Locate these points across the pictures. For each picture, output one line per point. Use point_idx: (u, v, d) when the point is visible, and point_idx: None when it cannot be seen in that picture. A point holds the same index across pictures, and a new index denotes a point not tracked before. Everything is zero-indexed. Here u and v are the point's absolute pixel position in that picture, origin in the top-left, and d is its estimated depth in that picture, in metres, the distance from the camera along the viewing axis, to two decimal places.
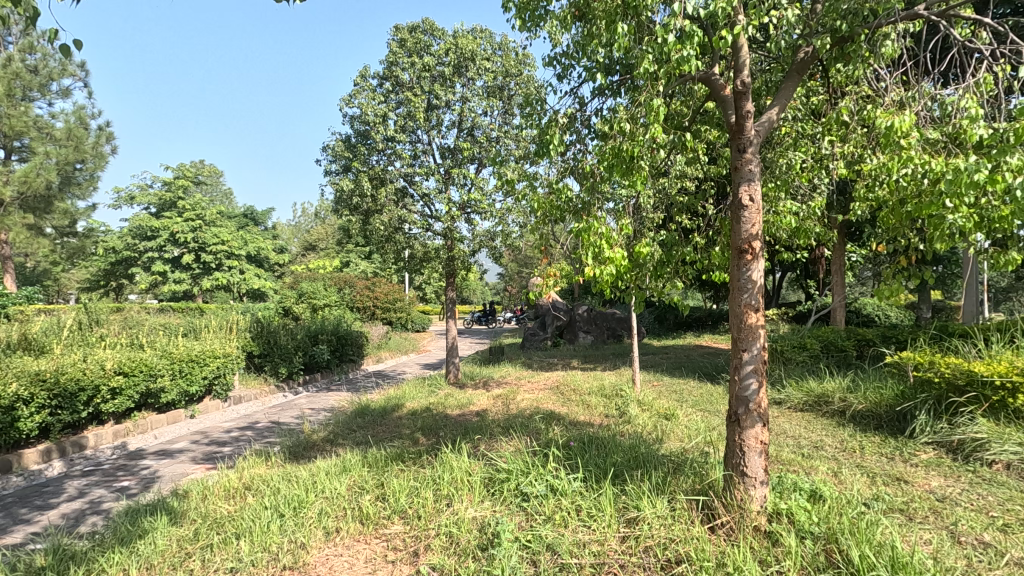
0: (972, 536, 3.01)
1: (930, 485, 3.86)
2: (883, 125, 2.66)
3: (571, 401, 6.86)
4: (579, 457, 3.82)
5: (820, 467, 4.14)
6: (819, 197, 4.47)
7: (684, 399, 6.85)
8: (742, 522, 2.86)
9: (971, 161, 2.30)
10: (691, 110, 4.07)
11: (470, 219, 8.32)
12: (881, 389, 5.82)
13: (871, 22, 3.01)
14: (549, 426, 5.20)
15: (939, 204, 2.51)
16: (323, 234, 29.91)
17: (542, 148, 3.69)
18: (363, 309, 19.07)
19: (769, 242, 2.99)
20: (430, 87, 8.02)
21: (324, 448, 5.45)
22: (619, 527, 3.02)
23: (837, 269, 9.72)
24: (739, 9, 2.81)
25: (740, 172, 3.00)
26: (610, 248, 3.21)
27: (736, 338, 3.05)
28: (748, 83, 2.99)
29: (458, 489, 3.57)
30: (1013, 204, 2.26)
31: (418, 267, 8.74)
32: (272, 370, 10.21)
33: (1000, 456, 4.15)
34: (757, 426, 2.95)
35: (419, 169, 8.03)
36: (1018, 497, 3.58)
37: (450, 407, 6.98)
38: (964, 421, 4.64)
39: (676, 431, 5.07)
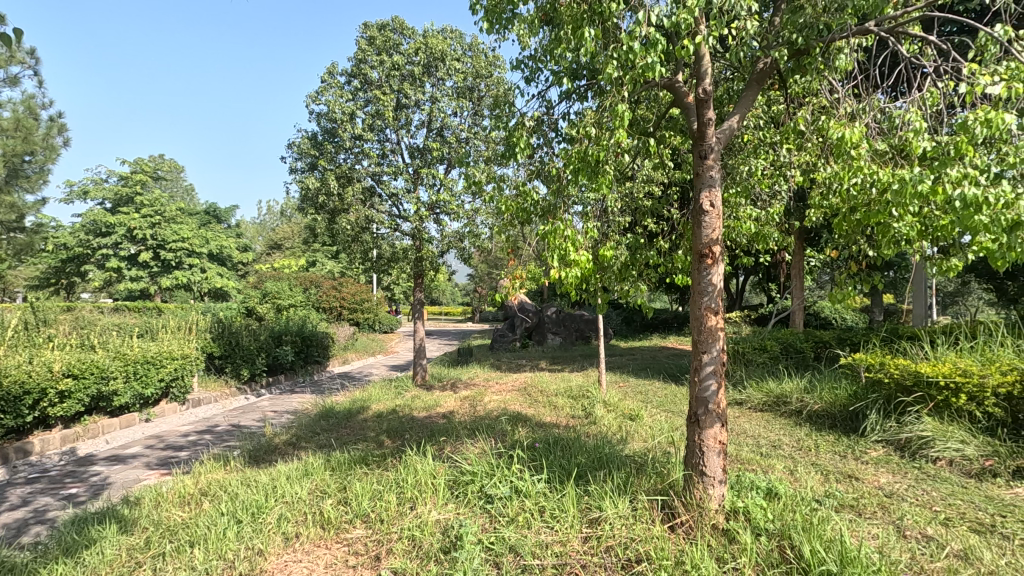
0: (915, 530, 3.15)
1: (879, 481, 4.03)
2: (836, 136, 2.78)
3: (538, 402, 6.89)
4: (544, 459, 3.85)
5: (777, 466, 4.27)
6: (778, 203, 4.61)
7: (648, 400, 6.97)
8: (700, 521, 2.93)
9: (916, 172, 2.41)
10: (656, 116, 4.15)
11: (439, 219, 8.27)
12: (835, 389, 6.04)
13: (825, 36, 3.13)
14: (515, 427, 5.22)
15: (886, 213, 2.63)
16: (289, 233, 29.35)
17: (510, 150, 3.70)
18: (330, 309, 18.78)
19: (728, 247, 3.07)
20: (399, 86, 7.94)
21: (286, 451, 5.33)
22: (582, 527, 3.05)
23: (797, 272, 10.02)
24: (700, 19, 2.88)
25: (702, 178, 3.08)
26: (575, 251, 3.24)
27: (697, 340, 3.11)
28: (710, 91, 3.08)
29: (422, 492, 3.54)
30: (952, 214, 2.38)
31: (386, 268, 8.64)
32: (234, 371, 9.95)
33: (944, 453, 4.37)
34: (716, 427, 3.02)
35: (387, 168, 7.95)
36: (958, 492, 3.77)
37: (417, 409, 6.93)
38: (912, 420, 4.85)
39: (640, 432, 5.15)
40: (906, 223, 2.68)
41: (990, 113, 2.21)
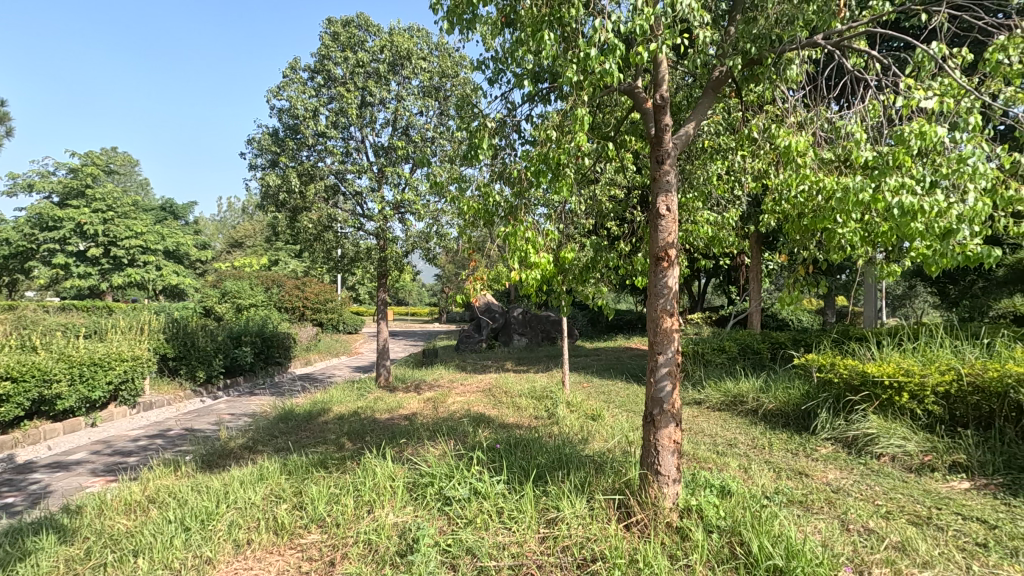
0: (858, 524, 3.28)
1: (827, 477, 4.19)
2: (784, 144, 2.89)
3: (502, 403, 6.89)
4: (503, 460, 3.86)
5: (731, 464, 4.39)
6: (734, 209, 4.73)
7: (611, 400, 7.07)
8: (655, 519, 2.99)
9: (858, 181, 2.52)
10: (616, 120, 4.21)
11: (404, 219, 8.19)
12: (789, 389, 6.22)
13: (777, 47, 3.23)
14: (477, 428, 5.21)
15: (831, 219, 2.74)
16: (250, 231, 28.57)
17: (472, 151, 3.70)
18: (292, 309, 18.36)
19: (683, 250, 3.13)
20: (364, 83, 7.83)
21: (241, 456, 5.18)
22: (539, 528, 3.07)
23: (755, 276, 10.31)
24: (659, 27, 2.92)
25: (658, 182, 3.14)
26: (535, 252, 3.24)
27: (653, 342, 3.17)
28: (667, 97, 3.15)
29: (380, 495, 3.50)
30: (891, 221, 2.50)
31: (350, 268, 8.51)
32: (188, 373, 9.62)
33: (887, 449, 4.57)
34: (671, 426, 3.08)
35: (351, 166, 7.83)
36: (899, 486, 3.95)
37: (379, 411, 6.83)
38: (858, 418, 5.05)
39: (600, 432, 5.22)
40: (849, 229, 2.80)
41: (924, 125, 2.33)
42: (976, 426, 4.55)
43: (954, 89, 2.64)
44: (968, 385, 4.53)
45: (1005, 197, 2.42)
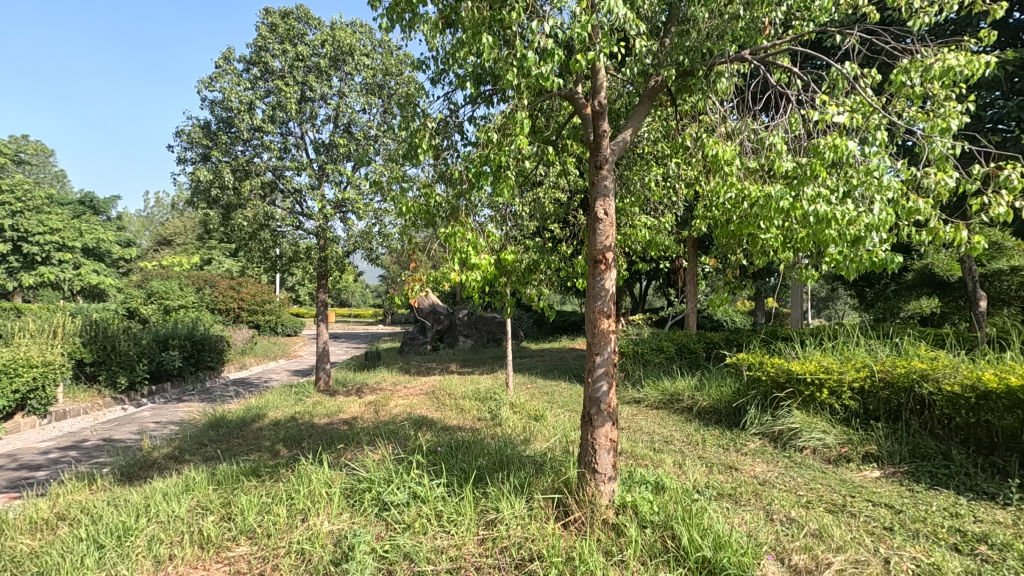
0: (782, 514, 3.47)
1: (755, 470, 4.41)
2: (713, 153, 3.02)
3: (445, 406, 6.84)
4: (443, 463, 3.83)
5: (667, 460, 4.54)
6: (671, 213, 4.90)
7: (554, 400, 7.16)
8: (592, 517, 3.05)
9: (779, 190, 2.68)
10: (557, 125, 4.27)
11: (345, 218, 7.99)
12: (722, 387, 6.50)
13: (708, 59, 3.37)
14: (419, 431, 5.14)
15: (756, 225, 2.89)
16: (180, 228, 27.07)
17: (412, 151, 3.65)
18: (226, 311, 17.52)
19: (620, 253, 3.22)
20: (304, 78, 7.58)
21: (164, 466, 4.89)
22: (478, 530, 3.07)
23: (691, 278, 10.71)
24: (597, 35, 2.99)
25: (596, 187, 3.21)
26: (476, 254, 3.24)
27: (591, 342, 3.24)
28: (604, 104, 3.23)
29: (316, 503, 3.39)
30: (809, 229, 2.66)
31: (289, 268, 8.21)
32: (108, 380, 8.98)
33: (809, 442, 4.86)
34: (607, 425, 3.15)
35: (290, 163, 7.56)
36: (819, 477, 4.22)
37: (318, 415, 6.63)
38: (784, 413, 5.35)
39: (542, 432, 5.28)
40: (772, 235, 2.95)
41: (837, 139, 2.50)
42: (886, 418, 4.90)
43: (863, 107, 2.85)
44: (880, 381, 4.87)
45: (907, 207, 2.63)
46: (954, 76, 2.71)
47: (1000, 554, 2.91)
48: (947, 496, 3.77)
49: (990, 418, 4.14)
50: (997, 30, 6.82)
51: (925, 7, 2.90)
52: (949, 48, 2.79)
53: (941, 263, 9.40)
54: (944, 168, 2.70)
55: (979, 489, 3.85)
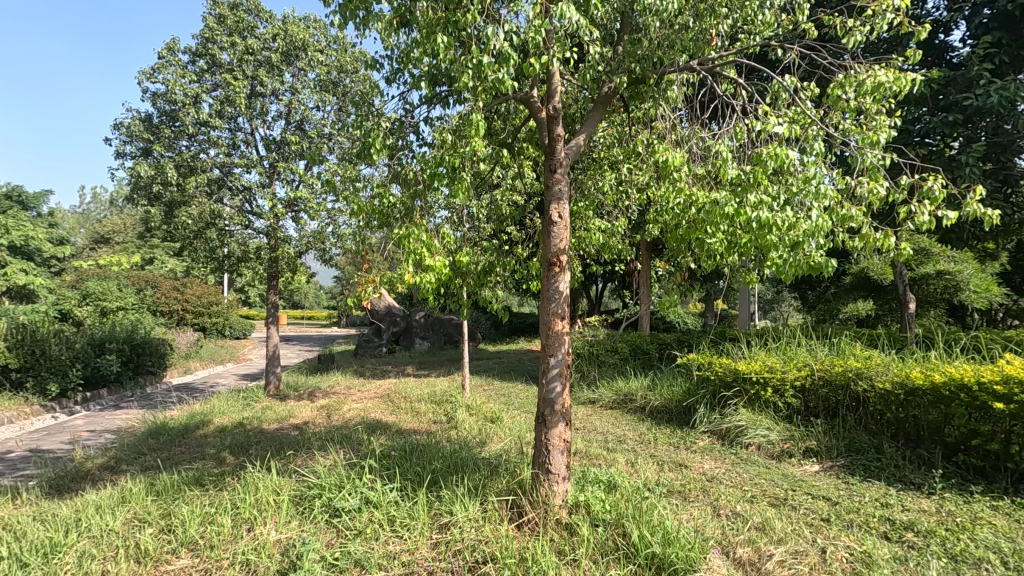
0: (728, 509, 3.60)
1: (704, 467, 4.55)
2: (663, 159, 3.10)
3: (400, 409, 6.75)
4: (397, 467, 3.77)
5: (620, 459, 4.63)
6: (624, 217, 5.01)
7: (510, 402, 7.18)
8: (545, 517, 3.08)
9: (725, 197, 2.78)
10: (513, 128, 4.30)
11: (297, 218, 7.78)
12: (673, 387, 6.68)
13: (659, 68, 3.47)
14: (372, 436, 5.05)
15: (703, 230, 2.99)
16: (119, 225, 25.71)
17: (366, 150, 3.59)
18: (169, 313, 16.74)
19: (574, 256, 3.27)
20: (254, 72, 7.34)
21: (98, 478, 4.62)
22: (431, 533, 3.05)
23: (645, 281, 10.95)
24: (552, 40, 3.01)
25: (551, 190, 3.25)
26: (431, 255, 3.21)
27: (545, 344, 3.27)
28: (559, 108, 3.28)
29: (263, 512, 3.28)
30: (752, 234, 2.78)
31: (237, 268, 7.92)
32: (36, 387, 8.42)
33: (754, 439, 5.06)
34: (561, 426, 3.19)
35: (238, 160, 7.29)
36: (763, 472, 4.39)
37: (268, 421, 6.42)
38: (730, 411, 5.55)
39: (497, 434, 5.28)
40: (718, 240, 3.06)
41: (778, 149, 2.62)
42: (825, 415, 5.15)
43: (803, 118, 3.00)
44: (819, 380, 5.11)
45: (842, 215, 2.78)
46: (884, 91, 2.88)
47: (925, 541, 3.11)
48: (879, 487, 3.99)
49: (918, 413, 4.41)
50: (924, 50, 7.30)
51: (857, 26, 3.08)
52: (880, 65, 2.96)
53: (875, 268, 9.97)
54: (875, 178, 2.87)
55: (908, 480, 4.10)
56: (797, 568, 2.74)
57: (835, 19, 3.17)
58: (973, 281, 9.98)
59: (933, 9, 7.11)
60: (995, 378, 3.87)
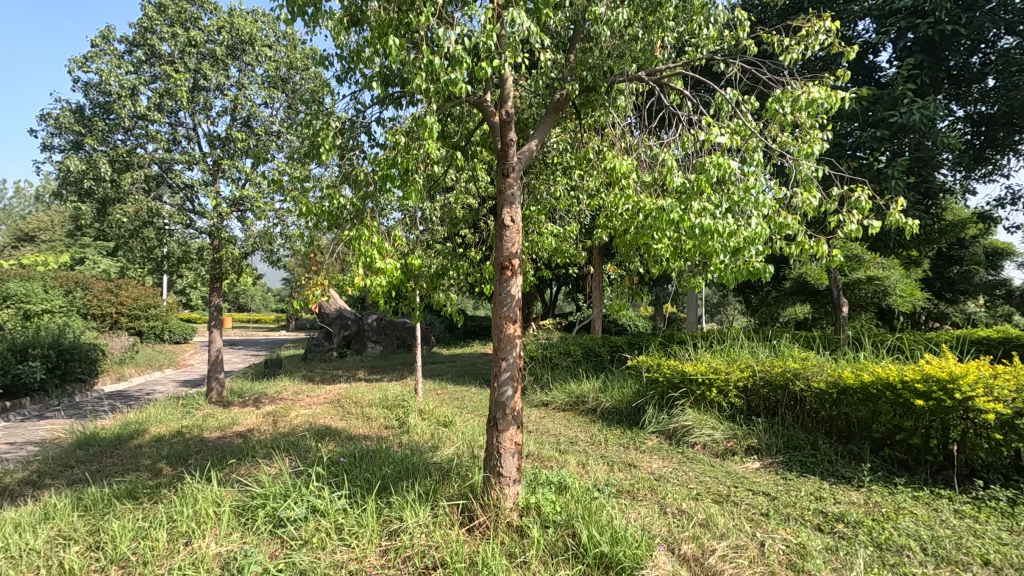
0: (674, 506, 3.71)
1: (652, 467, 4.67)
2: (612, 166, 3.18)
3: (350, 414, 6.60)
4: (346, 474, 3.69)
5: (571, 460, 4.69)
6: (576, 221, 5.08)
7: (463, 406, 7.15)
8: (496, 520, 3.08)
9: (670, 204, 2.87)
10: (466, 131, 4.30)
11: (243, 217, 7.51)
12: (623, 388, 6.82)
13: (609, 77, 3.57)
14: (321, 442, 4.92)
15: (651, 235, 3.08)
16: (46, 222, 24.08)
17: (314, 150, 3.51)
18: (101, 316, 15.77)
19: (526, 260, 3.29)
20: (197, 65, 7.04)
21: (18, 494, 4.29)
22: (380, 541, 3.01)
23: (597, 285, 11.15)
24: (504, 46, 3.04)
25: (503, 194, 3.26)
26: (382, 258, 3.16)
27: (497, 347, 3.28)
28: (512, 113, 3.30)
29: (202, 524, 3.14)
30: (695, 240, 2.88)
31: (177, 269, 7.55)
32: None
33: (700, 438, 5.23)
34: (512, 429, 3.21)
35: (179, 156, 6.96)
36: (708, 470, 4.55)
37: (209, 429, 6.14)
38: (678, 412, 5.72)
39: (450, 438, 5.25)
40: (664, 245, 3.16)
41: (720, 159, 2.73)
42: (765, 414, 5.38)
43: (743, 131, 3.14)
44: (760, 380, 5.34)
45: (779, 223, 2.93)
46: (817, 107, 3.05)
47: (854, 531, 3.30)
48: (813, 481, 4.21)
49: (849, 410, 4.68)
50: (855, 69, 7.78)
51: (793, 45, 3.26)
52: (813, 83, 3.14)
53: (812, 273, 10.52)
54: (809, 188, 3.03)
55: (839, 474, 4.34)
56: (737, 562, 2.84)
57: (772, 37, 3.35)
58: (899, 286, 10.66)
59: (863, 32, 7.58)
60: (916, 377, 4.15)
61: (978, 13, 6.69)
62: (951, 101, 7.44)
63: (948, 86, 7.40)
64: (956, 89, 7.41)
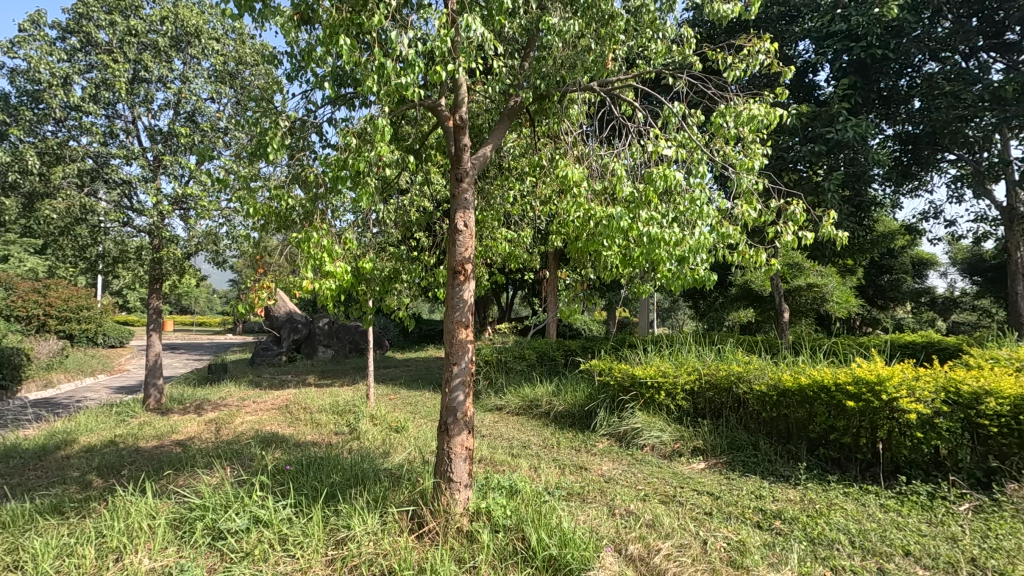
0: (622, 507, 3.79)
1: (602, 469, 4.76)
2: (564, 174, 3.23)
3: (299, 421, 6.42)
4: (292, 482, 3.60)
5: (523, 464, 4.72)
6: (530, 227, 5.13)
7: (416, 411, 7.08)
8: (446, 526, 3.08)
9: (620, 212, 2.95)
10: (421, 135, 4.28)
11: (186, 216, 7.19)
12: (576, 392, 6.91)
13: (562, 87, 3.62)
14: (267, 450, 4.77)
15: (601, 242, 3.15)
16: None
17: (261, 148, 3.40)
18: (26, 318, 14.74)
19: (479, 265, 3.30)
20: (137, 56, 6.71)
21: None
22: (327, 550, 2.94)
23: (552, 290, 11.25)
24: (458, 51, 3.04)
25: (457, 199, 3.26)
26: (332, 261, 3.08)
27: (449, 352, 3.27)
28: (466, 118, 3.31)
29: (134, 539, 2.98)
30: (643, 248, 2.97)
31: (113, 269, 7.16)
32: None
33: (648, 440, 5.36)
34: (463, 433, 3.20)
35: (116, 150, 6.61)
36: (656, 471, 4.68)
37: (145, 438, 5.84)
38: (628, 415, 5.83)
39: (402, 444, 5.18)
40: (614, 252, 3.23)
41: (667, 170, 2.83)
42: (710, 415, 5.55)
43: (689, 143, 3.26)
44: (706, 383, 5.53)
45: (722, 233, 3.05)
46: (757, 123, 3.21)
47: (790, 527, 3.46)
48: (754, 481, 4.38)
49: (787, 411, 4.90)
50: (796, 86, 8.21)
51: (735, 63, 3.41)
52: (754, 99, 3.29)
53: (756, 281, 10.97)
54: (750, 201, 3.17)
55: (778, 473, 4.54)
56: (681, 560, 2.93)
57: (717, 55, 3.49)
58: (835, 293, 11.27)
59: (803, 52, 8.02)
60: (849, 379, 4.39)
61: (905, 40, 7.21)
62: (882, 120, 7.94)
63: (879, 107, 7.90)
64: (886, 109, 7.93)
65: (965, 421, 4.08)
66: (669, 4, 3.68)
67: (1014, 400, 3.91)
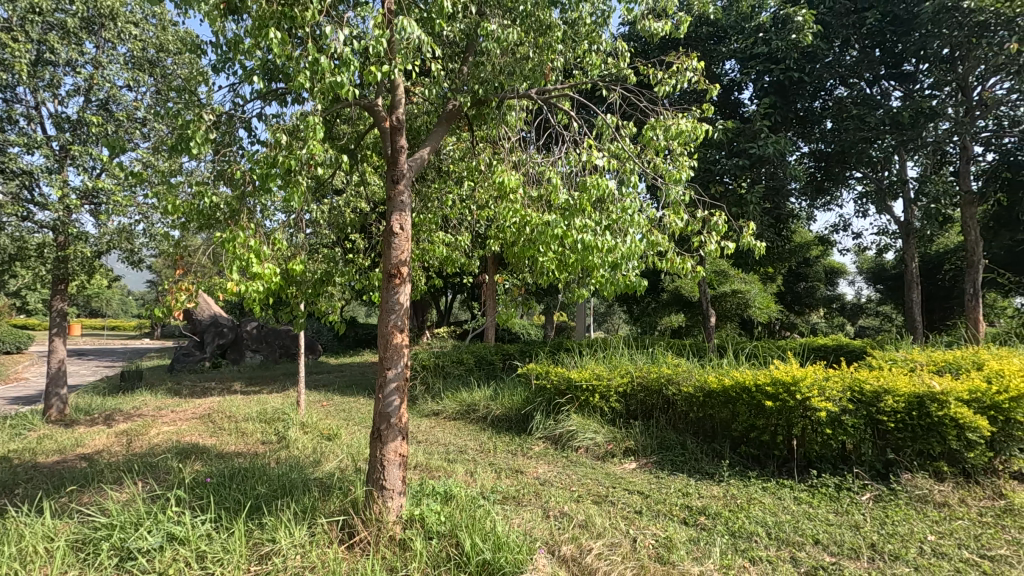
0: (556, 509, 3.84)
1: (537, 471, 4.81)
2: (501, 180, 3.25)
3: (222, 430, 6.09)
4: (212, 496, 3.40)
5: (460, 469, 4.69)
6: (468, 230, 5.11)
7: (350, 418, 6.89)
8: (378, 535, 3.01)
9: (555, 219, 3.01)
10: (356, 134, 4.19)
11: (97, 211, 6.68)
12: (513, 395, 6.96)
13: (500, 93, 3.64)
14: (185, 462, 4.48)
15: (537, 247, 3.20)
16: None
17: (181, 142, 3.20)
18: None
19: (415, 269, 3.26)
20: (42, 36, 6.16)
21: None
22: (250, 566, 2.79)
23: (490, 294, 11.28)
24: (396, 52, 2.99)
25: (393, 201, 3.21)
26: (259, 262, 2.94)
27: (383, 357, 3.20)
28: (403, 120, 3.26)
29: (27, 565, 2.71)
30: (577, 254, 3.03)
31: (9, 268, 6.51)
32: None
33: (583, 442, 5.48)
34: (397, 440, 3.15)
35: (15, 138, 6.02)
36: (589, 472, 4.78)
37: (44, 453, 5.34)
38: (563, 417, 5.93)
39: (333, 452, 5.02)
40: (549, 257, 3.28)
41: (600, 180, 2.92)
42: (642, 416, 5.74)
43: (621, 153, 3.38)
44: (638, 385, 5.72)
45: (652, 241, 3.16)
46: (685, 137, 3.37)
47: (713, 522, 3.63)
48: (681, 479, 4.56)
49: (712, 411, 5.15)
50: (722, 103, 8.69)
51: (666, 78, 3.56)
52: (683, 114, 3.45)
53: (686, 287, 11.45)
54: (677, 211, 3.31)
55: (703, 471, 4.76)
56: (612, 559, 3.00)
57: (648, 70, 3.64)
58: (757, 299, 11.96)
59: (729, 71, 8.50)
60: (768, 380, 4.67)
61: (819, 65, 7.81)
62: (798, 138, 8.54)
63: (796, 126, 8.50)
64: (803, 128, 8.52)
65: (868, 417, 4.43)
66: (606, 17, 3.81)
67: (908, 397, 4.29)
